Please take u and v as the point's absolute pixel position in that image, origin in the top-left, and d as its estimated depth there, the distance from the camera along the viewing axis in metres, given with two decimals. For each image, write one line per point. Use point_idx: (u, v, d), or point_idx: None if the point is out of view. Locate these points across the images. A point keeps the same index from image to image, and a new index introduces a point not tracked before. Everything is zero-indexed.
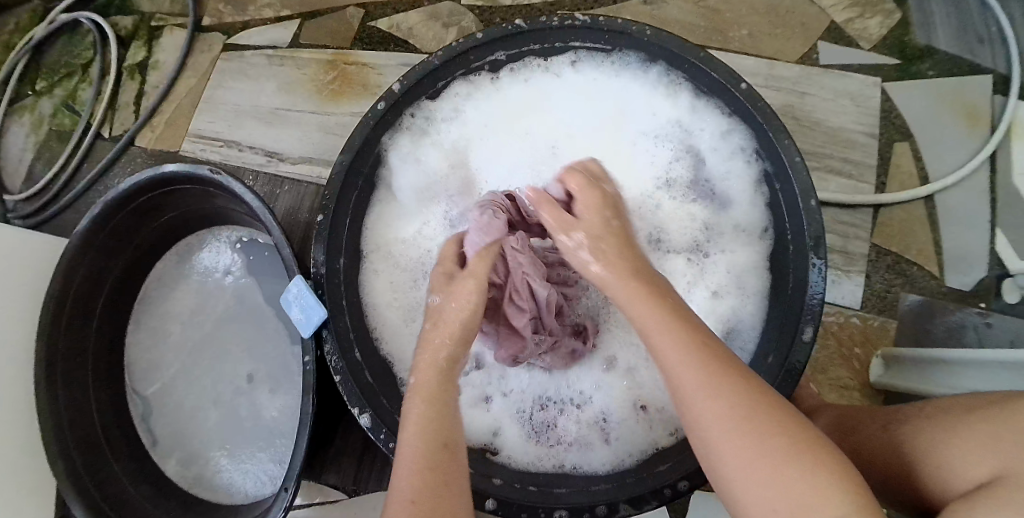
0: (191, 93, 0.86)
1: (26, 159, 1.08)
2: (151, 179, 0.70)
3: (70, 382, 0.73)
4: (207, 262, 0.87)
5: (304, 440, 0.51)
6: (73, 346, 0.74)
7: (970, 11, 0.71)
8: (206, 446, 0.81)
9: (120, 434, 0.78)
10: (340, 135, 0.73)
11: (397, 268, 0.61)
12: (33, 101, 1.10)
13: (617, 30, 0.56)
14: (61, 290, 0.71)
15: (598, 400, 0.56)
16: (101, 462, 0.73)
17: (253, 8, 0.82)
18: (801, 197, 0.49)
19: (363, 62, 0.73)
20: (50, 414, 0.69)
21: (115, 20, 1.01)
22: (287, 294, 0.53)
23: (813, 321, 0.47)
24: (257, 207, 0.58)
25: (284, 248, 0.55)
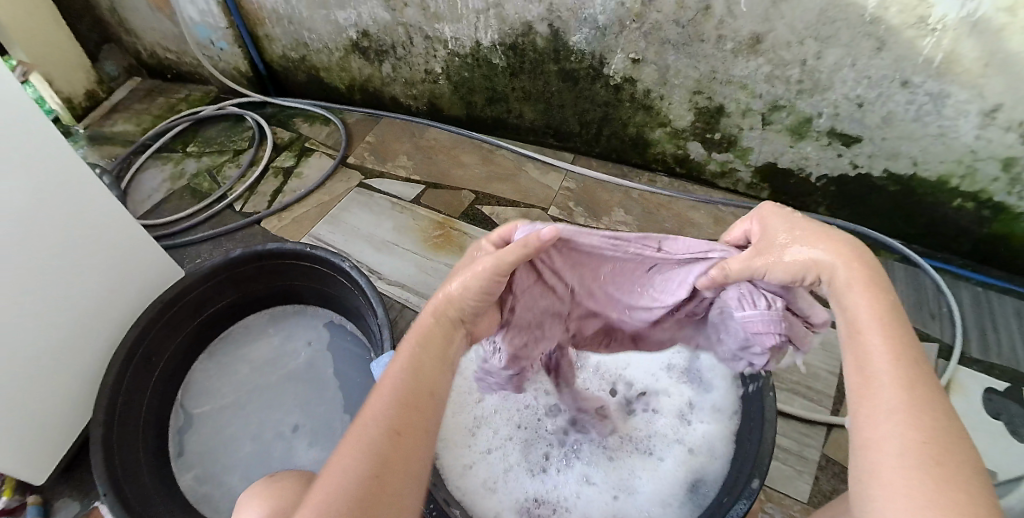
0: (320, 207, 1.10)
1: (156, 196, 1.32)
2: (291, 251, 0.93)
3: (137, 374, 0.87)
4: (292, 331, 1.06)
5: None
6: (153, 348, 0.90)
7: (927, 292, 0.94)
8: (227, 471, 0.93)
9: (154, 432, 0.91)
10: (430, 275, 0.94)
11: (463, 376, 0.77)
12: (180, 156, 1.39)
13: None
14: (169, 301, 0.89)
15: (582, 508, 0.68)
16: (131, 447, 0.84)
17: (390, 163, 1.10)
18: (760, 387, 0.65)
19: (464, 231, 0.97)
20: (113, 385, 0.82)
21: (277, 130, 1.31)
22: (379, 360, 0.72)
23: (760, 476, 0.58)
24: (374, 298, 0.80)
25: (385, 330, 0.75)
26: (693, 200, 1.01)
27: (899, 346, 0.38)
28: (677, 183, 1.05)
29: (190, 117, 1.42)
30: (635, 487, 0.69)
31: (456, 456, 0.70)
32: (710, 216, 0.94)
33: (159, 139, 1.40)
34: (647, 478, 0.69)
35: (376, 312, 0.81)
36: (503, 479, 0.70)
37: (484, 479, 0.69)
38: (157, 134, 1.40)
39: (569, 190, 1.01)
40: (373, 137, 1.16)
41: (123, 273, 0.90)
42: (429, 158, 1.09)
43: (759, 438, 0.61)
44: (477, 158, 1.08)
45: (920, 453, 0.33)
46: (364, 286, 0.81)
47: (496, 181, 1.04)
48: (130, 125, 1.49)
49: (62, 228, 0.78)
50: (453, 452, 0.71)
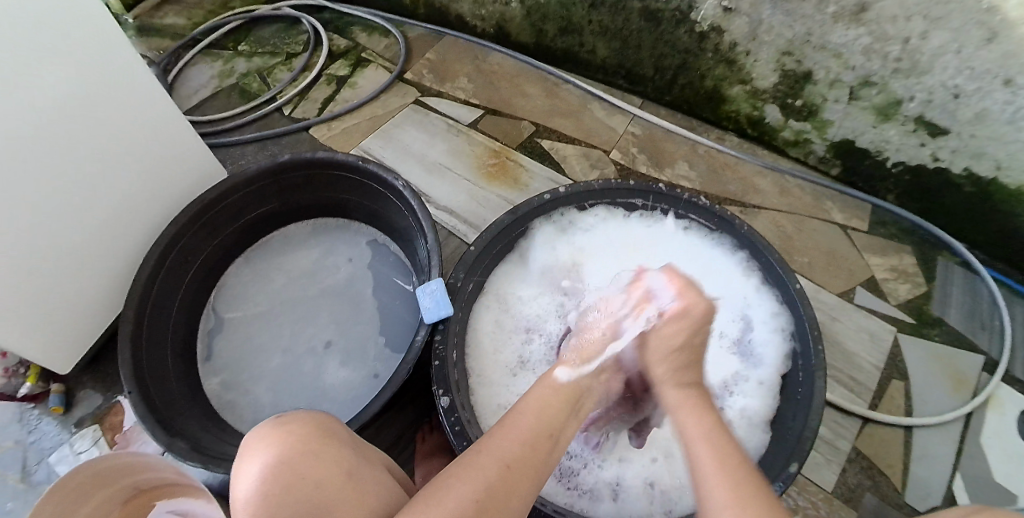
0: (372, 121, 1.07)
1: (204, 93, 1.30)
2: (340, 162, 0.89)
3: (171, 273, 0.88)
4: (331, 247, 1.04)
5: (387, 394, 0.65)
6: (191, 246, 0.90)
7: (981, 303, 0.89)
8: (254, 378, 0.92)
9: (184, 332, 0.91)
10: (480, 203, 0.92)
11: (508, 314, 0.74)
12: (231, 55, 1.36)
13: (722, 218, 0.73)
14: (211, 201, 0.88)
15: (617, 467, 0.65)
16: (160, 344, 0.85)
17: (449, 85, 1.06)
18: (816, 368, 0.62)
19: (520, 163, 0.95)
20: (144, 282, 0.83)
21: (334, 37, 1.27)
22: (426, 287, 0.66)
23: (798, 459, 0.57)
24: (423, 220, 0.76)
25: (434, 255, 0.72)
26: (759, 165, 0.98)
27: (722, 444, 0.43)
28: (745, 146, 1.01)
29: (244, 16, 1.38)
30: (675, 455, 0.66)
31: (491, 394, 0.68)
32: (774, 184, 0.97)
33: (211, 36, 1.36)
34: None
35: (423, 233, 0.77)
36: None
37: None
38: (210, 29, 1.37)
39: (633, 135, 0.99)
40: (433, 55, 1.12)
41: (167, 169, 0.88)
42: (490, 84, 1.05)
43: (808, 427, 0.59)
44: (540, 90, 1.04)
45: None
46: (415, 206, 0.77)
47: (557, 117, 1.00)
48: (183, 20, 1.45)
49: (109, 116, 0.75)
50: (489, 389, 0.69)
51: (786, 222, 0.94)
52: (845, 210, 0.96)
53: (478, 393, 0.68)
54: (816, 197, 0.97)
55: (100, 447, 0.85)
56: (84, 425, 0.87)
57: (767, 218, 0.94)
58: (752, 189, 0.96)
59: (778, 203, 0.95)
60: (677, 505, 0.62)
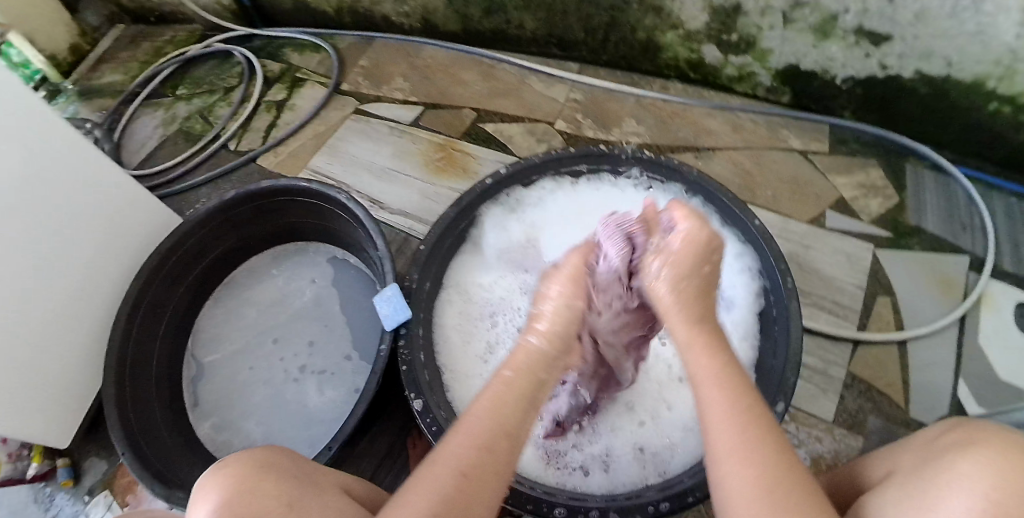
0: (316, 140, 1.05)
1: (150, 143, 1.27)
2: (284, 188, 0.87)
3: (144, 327, 0.86)
4: (294, 272, 1.01)
5: (360, 408, 0.64)
6: (158, 299, 0.88)
7: (958, 203, 0.88)
8: (243, 417, 0.90)
9: (168, 386, 0.89)
10: (434, 201, 0.90)
11: (471, 303, 0.73)
12: (170, 101, 1.33)
13: (670, 168, 0.72)
14: (168, 250, 0.86)
15: (605, 438, 0.64)
16: (146, 402, 0.83)
17: (386, 88, 1.04)
18: (787, 306, 0.60)
19: (467, 152, 0.93)
20: (119, 343, 0.81)
21: (267, 64, 1.25)
22: (383, 294, 0.65)
23: (786, 399, 0.56)
24: (372, 229, 0.76)
25: (387, 263, 0.72)
26: (709, 108, 0.97)
27: (732, 387, 0.43)
28: (691, 90, 1.00)
29: (177, 59, 1.35)
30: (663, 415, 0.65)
31: (468, 386, 0.66)
32: (726, 122, 0.95)
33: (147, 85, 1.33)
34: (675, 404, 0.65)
35: (375, 243, 0.77)
36: None
37: None
38: (144, 78, 1.34)
39: (576, 102, 0.97)
40: (366, 61, 1.09)
41: (126, 224, 0.86)
42: (426, 79, 1.03)
43: (787, 361, 0.57)
44: (476, 75, 1.02)
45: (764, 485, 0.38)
46: (364, 219, 0.76)
47: (498, 97, 0.98)
48: (121, 75, 1.42)
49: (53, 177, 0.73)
50: (464, 382, 0.67)
51: (744, 158, 0.92)
52: (804, 135, 0.94)
53: (455, 388, 0.66)
54: (771, 128, 0.95)
55: (115, 510, 0.83)
56: (96, 492, 0.85)
57: (725, 158, 0.92)
58: (704, 132, 0.94)
59: (732, 141, 0.94)
60: (670, 463, 0.60)
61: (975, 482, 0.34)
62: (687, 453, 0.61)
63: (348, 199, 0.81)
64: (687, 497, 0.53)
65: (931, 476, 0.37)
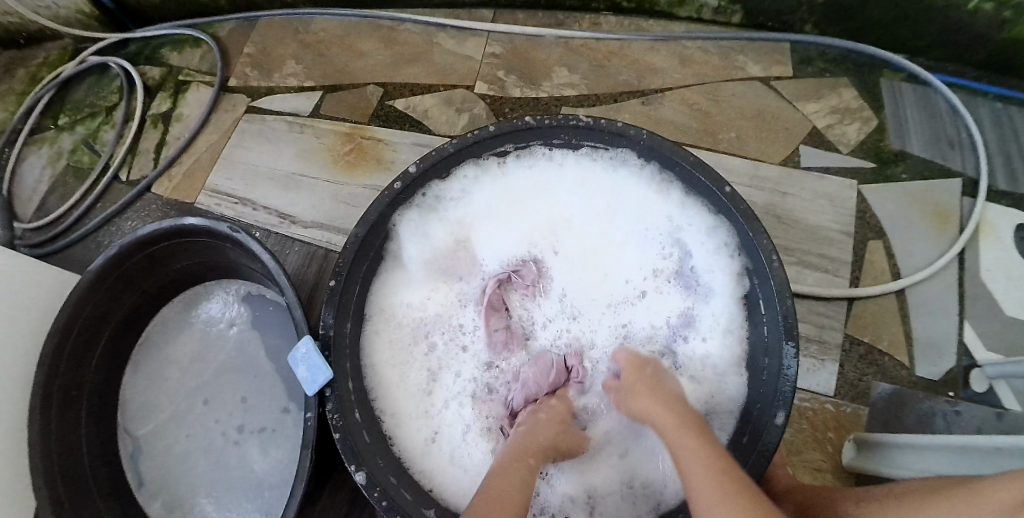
0: (211, 148, 0.87)
1: (41, 190, 1.03)
2: (172, 229, 0.71)
3: (64, 416, 0.70)
4: (210, 313, 0.87)
5: (298, 490, 0.52)
6: (70, 381, 0.71)
7: (942, 118, 0.78)
8: (192, 490, 0.78)
9: (106, 472, 0.75)
10: (349, 204, 0.77)
11: (402, 331, 0.59)
12: (54, 135, 1.07)
13: (614, 134, 0.58)
14: (64, 325, 0.69)
15: (585, 473, 0.53)
16: (88, 499, 0.70)
17: (278, 75, 0.88)
18: (777, 293, 0.49)
19: (378, 137, 0.79)
20: (42, 445, 0.66)
21: (144, 70, 1.07)
22: (296, 354, 0.53)
23: (785, 405, 0.47)
24: (272, 267, 0.61)
25: (297, 310, 0.58)
26: (649, 40, 0.83)
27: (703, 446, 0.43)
28: (626, 21, 0.85)
29: (53, 84, 1.08)
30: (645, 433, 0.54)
31: (412, 431, 0.55)
32: (672, 56, 0.82)
33: (26, 120, 1.07)
34: None
35: (278, 283, 0.62)
36: (478, 455, 0.55)
37: (455, 457, 0.54)
38: (21, 112, 1.08)
39: (495, 56, 0.83)
40: (252, 47, 0.92)
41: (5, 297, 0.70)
42: (322, 56, 0.88)
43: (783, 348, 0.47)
44: (378, 43, 0.87)
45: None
46: (263, 259, 0.62)
47: (406, 65, 0.85)
48: (4, 114, 1.12)
49: None
50: (409, 429, 0.55)
51: (699, 97, 0.80)
52: (762, 58, 0.82)
53: (399, 438, 0.54)
54: (723, 55, 0.82)
55: None
56: None
57: (676, 98, 0.80)
58: (648, 71, 0.81)
59: (681, 76, 0.81)
60: (664, 493, 0.50)
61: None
62: None
63: (242, 233, 0.66)
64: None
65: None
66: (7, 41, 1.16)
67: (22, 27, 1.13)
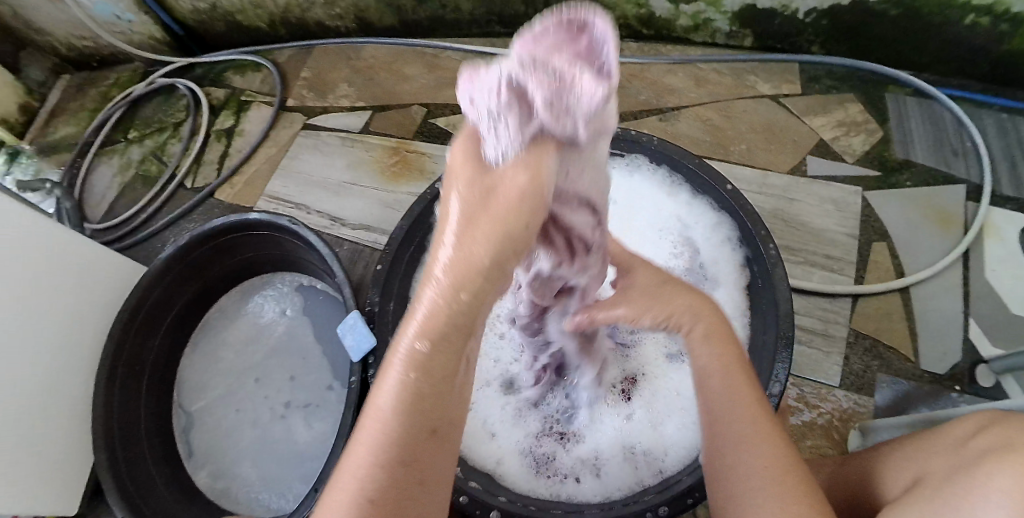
0: (269, 162, 0.97)
1: (109, 195, 1.15)
2: (236, 224, 0.82)
3: (125, 388, 0.80)
4: (263, 304, 0.96)
5: (339, 446, 0.61)
6: (134, 356, 0.82)
7: (946, 129, 0.83)
8: (236, 462, 0.87)
9: (160, 441, 0.85)
10: (396, 209, 0.86)
11: None
12: (123, 146, 1.20)
13: (630, 141, 0.66)
14: (134, 306, 0.80)
15: (593, 439, 0.61)
16: (141, 461, 0.79)
17: (332, 97, 0.99)
18: (773, 278, 0.56)
19: (421, 151, 0.89)
20: (103, 412, 0.76)
21: (209, 91, 1.19)
22: (345, 324, 0.65)
23: (781, 380, 0.52)
24: (326, 255, 0.71)
25: (346, 289, 0.68)
26: (668, 63, 0.90)
27: (736, 371, 0.43)
28: (647, 47, 0.93)
29: (122, 101, 1.22)
30: (651, 408, 0.61)
31: None
32: (688, 77, 0.90)
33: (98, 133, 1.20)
34: (665, 400, 0.61)
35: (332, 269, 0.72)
36: (501, 425, 0.61)
37: (483, 425, 0.61)
38: (92, 126, 1.21)
39: None
40: (308, 72, 1.03)
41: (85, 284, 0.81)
42: (370, 80, 0.98)
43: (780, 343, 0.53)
44: (421, 68, 0.97)
45: (778, 480, 0.37)
46: (318, 248, 0.72)
47: (446, 88, 0.94)
48: (73, 127, 1.25)
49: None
50: None
51: (713, 113, 0.87)
52: (773, 78, 0.88)
53: None
54: (736, 75, 0.89)
55: None
56: None
57: (691, 115, 0.87)
58: (665, 91, 0.89)
59: (696, 95, 0.88)
60: (664, 461, 0.57)
61: (1011, 494, 0.31)
62: (682, 447, 0.58)
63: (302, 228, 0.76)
64: (686, 499, 0.50)
65: (961, 488, 0.34)
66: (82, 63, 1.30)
67: (97, 52, 1.27)
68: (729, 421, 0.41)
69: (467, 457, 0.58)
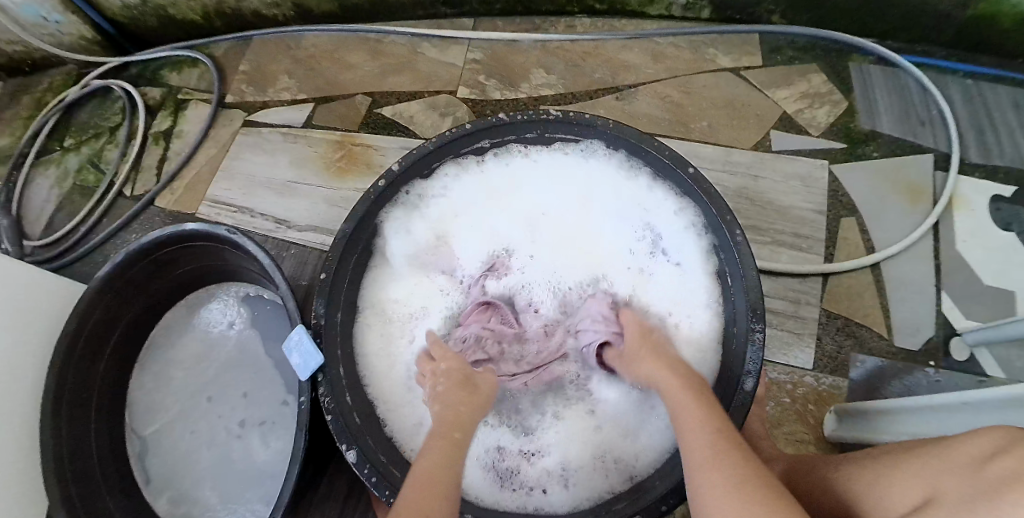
0: (211, 161, 0.91)
1: (49, 208, 1.06)
2: (171, 235, 0.74)
3: (73, 420, 0.74)
4: (212, 316, 0.90)
5: (292, 474, 0.55)
6: (80, 385, 0.75)
7: (912, 98, 0.81)
8: (197, 486, 0.81)
9: (115, 474, 0.79)
10: (344, 208, 0.81)
11: (393, 322, 0.62)
12: (60, 155, 1.10)
13: (583, 124, 0.62)
14: (74, 331, 0.73)
15: (557, 447, 0.56)
16: (95, 499, 0.73)
17: (272, 90, 0.92)
18: (743, 268, 0.53)
19: (368, 144, 0.83)
20: (52, 450, 0.69)
21: (145, 90, 1.12)
22: (289, 341, 0.55)
23: (754, 374, 0.50)
24: (267, 265, 0.64)
25: (289, 301, 0.61)
26: (622, 39, 0.87)
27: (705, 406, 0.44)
28: (600, 23, 0.89)
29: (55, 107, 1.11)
30: (617, 408, 0.57)
31: (399, 414, 0.58)
32: (645, 52, 0.86)
33: (32, 143, 1.10)
34: (629, 399, 0.57)
35: (273, 279, 0.65)
36: None
37: None
38: (25, 136, 1.11)
39: (476, 62, 0.87)
40: (245, 64, 0.96)
41: (16, 313, 0.74)
42: (312, 71, 0.92)
43: (750, 329, 0.51)
44: (365, 55, 0.91)
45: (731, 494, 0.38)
46: (258, 258, 0.65)
47: (391, 75, 0.88)
48: (9, 138, 1.13)
49: None
50: (398, 411, 0.58)
51: (672, 90, 0.83)
52: (733, 51, 0.85)
53: (387, 419, 0.57)
54: (695, 49, 0.85)
55: None
56: None
57: (649, 93, 0.83)
58: (622, 68, 0.85)
59: (654, 72, 0.84)
60: (635, 467, 0.53)
61: None
62: (654, 449, 0.53)
63: (241, 235, 0.70)
64: (661, 506, 0.48)
65: None
66: (10, 68, 1.17)
67: (26, 55, 1.15)
68: (701, 467, 0.41)
69: None
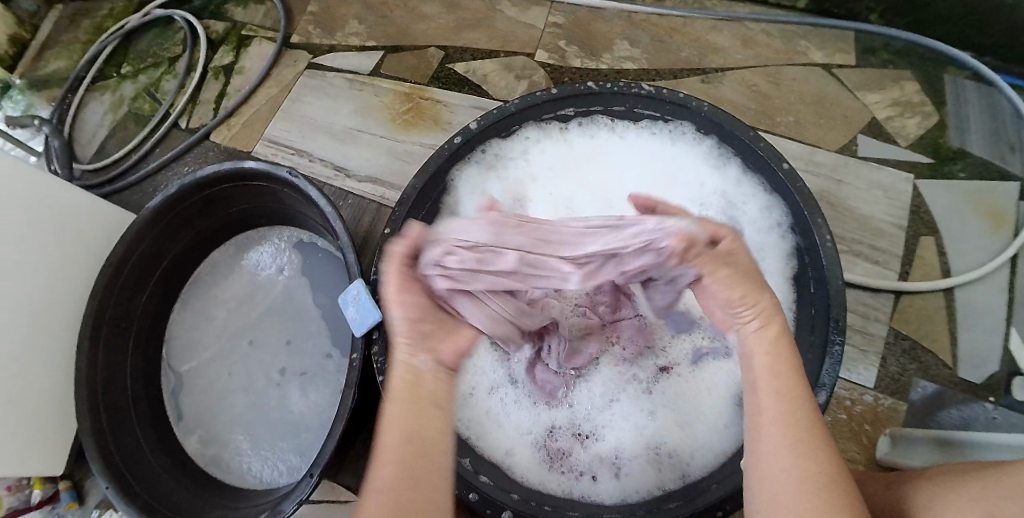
0: (271, 101, 0.90)
1: (101, 133, 1.07)
2: (229, 172, 0.74)
3: (111, 347, 0.75)
4: (260, 259, 0.89)
5: (338, 429, 0.55)
6: (120, 313, 0.76)
7: (1004, 120, 0.76)
8: (229, 429, 0.82)
9: (148, 405, 0.80)
10: (406, 161, 0.79)
11: None
12: (116, 82, 1.10)
13: (677, 104, 0.60)
14: (121, 257, 0.74)
15: (611, 436, 0.55)
16: (127, 427, 0.74)
17: (341, 34, 0.91)
18: (829, 273, 0.51)
19: (436, 99, 0.82)
20: (86, 374, 0.71)
21: (208, 23, 1.10)
22: (348, 294, 0.57)
23: (826, 389, 0.49)
24: (328, 212, 0.64)
25: (350, 255, 0.61)
26: (712, 20, 0.83)
27: (789, 376, 0.38)
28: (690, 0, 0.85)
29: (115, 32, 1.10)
30: (681, 410, 0.55)
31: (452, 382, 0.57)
32: (733, 36, 0.82)
33: (90, 68, 1.09)
34: (693, 400, 0.55)
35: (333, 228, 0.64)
36: (509, 406, 0.56)
37: (491, 410, 0.56)
38: (82, 59, 1.10)
39: (557, 26, 0.84)
40: (315, 6, 0.94)
41: (70, 235, 0.75)
42: (384, 18, 0.90)
43: (830, 341, 0.49)
44: (439, 7, 0.89)
45: (807, 488, 0.32)
46: (319, 203, 0.65)
47: (466, 30, 0.86)
48: (67, 62, 1.12)
49: None
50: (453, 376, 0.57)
51: (760, 79, 0.79)
52: (826, 45, 0.81)
53: None
54: (786, 39, 0.81)
55: None
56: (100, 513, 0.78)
57: (736, 79, 0.80)
58: (709, 49, 0.81)
59: (740, 58, 0.81)
60: (690, 465, 0.53)
61: None
62: (709, 452, 0.53)
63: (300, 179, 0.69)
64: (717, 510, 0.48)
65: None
66: None
67: None
68: (766, 425, 0.36)
69: (478, 444, 0.55)
